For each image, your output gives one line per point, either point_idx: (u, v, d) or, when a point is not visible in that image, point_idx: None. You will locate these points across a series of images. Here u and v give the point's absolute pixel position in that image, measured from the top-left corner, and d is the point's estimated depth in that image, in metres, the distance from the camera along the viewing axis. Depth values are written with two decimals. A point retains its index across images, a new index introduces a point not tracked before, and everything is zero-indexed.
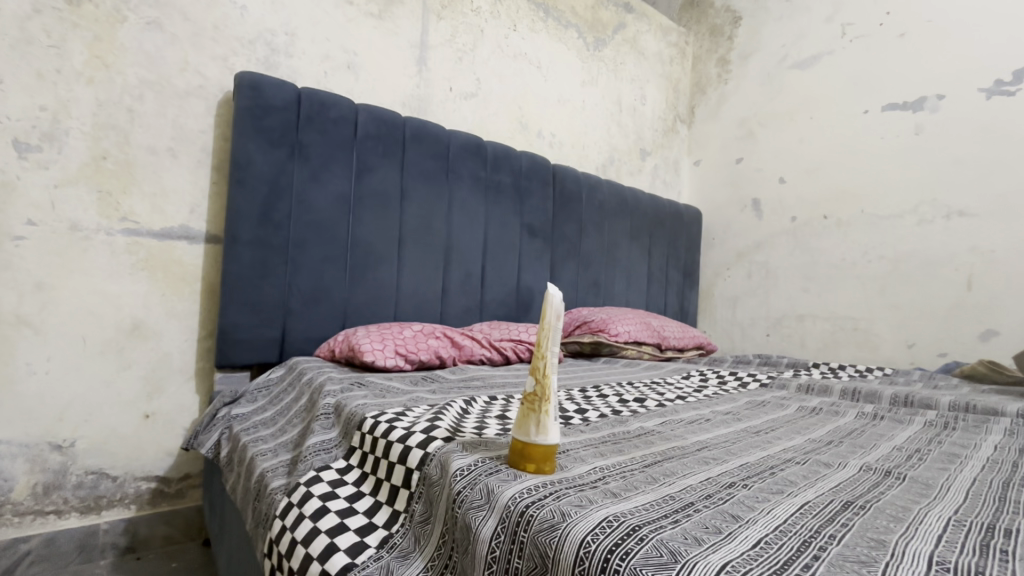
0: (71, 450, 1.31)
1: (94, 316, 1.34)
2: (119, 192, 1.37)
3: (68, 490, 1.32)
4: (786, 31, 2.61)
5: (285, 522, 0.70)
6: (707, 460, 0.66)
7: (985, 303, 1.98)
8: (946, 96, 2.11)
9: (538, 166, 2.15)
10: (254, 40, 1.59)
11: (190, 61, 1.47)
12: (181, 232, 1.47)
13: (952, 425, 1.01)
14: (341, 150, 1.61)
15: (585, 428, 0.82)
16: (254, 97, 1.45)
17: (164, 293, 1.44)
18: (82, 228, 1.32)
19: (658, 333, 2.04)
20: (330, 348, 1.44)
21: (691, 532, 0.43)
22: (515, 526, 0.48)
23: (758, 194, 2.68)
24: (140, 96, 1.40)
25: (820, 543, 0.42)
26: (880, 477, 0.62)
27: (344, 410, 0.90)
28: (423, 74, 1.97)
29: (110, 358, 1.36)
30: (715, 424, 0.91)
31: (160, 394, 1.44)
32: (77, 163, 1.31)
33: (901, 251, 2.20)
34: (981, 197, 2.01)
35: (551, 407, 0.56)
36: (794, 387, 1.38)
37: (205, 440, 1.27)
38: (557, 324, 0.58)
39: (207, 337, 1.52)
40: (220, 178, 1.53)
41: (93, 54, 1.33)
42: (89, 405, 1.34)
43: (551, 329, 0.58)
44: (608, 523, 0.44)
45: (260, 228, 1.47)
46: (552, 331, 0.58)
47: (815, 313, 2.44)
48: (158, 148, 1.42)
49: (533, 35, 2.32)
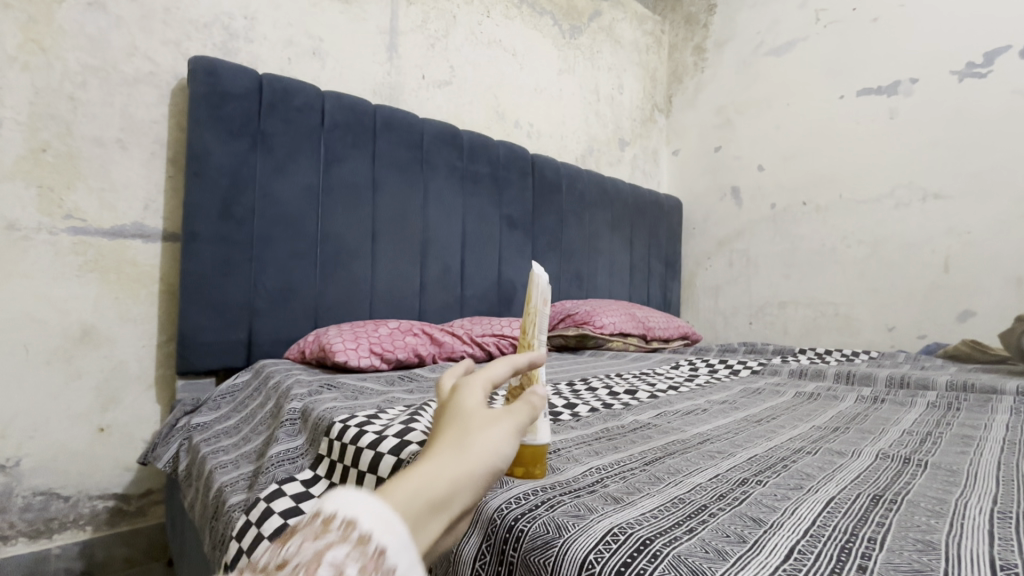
0: (15, 469, 1.19)
1: (37, 323, 1.22)
2: (62, 188, 1.25)
3: (13, 514, 1.19)
4: (759, 17, 2.59)
5: (241, 544, 0.61)
6: (712, 455, 0.60)
7: (962, 284, 1.99)
8: (919, 79, 2.11)
9: (515, 156, 2.08)
10: (210, 24, 1.48)
11: (139, 46, 1.35)
12: (134, 230, 1.36)
13: (956, 406, 0.98)
14: (307, 140, 1.52)
15: (576, 424, 0.75)
16: (211, 83, 1.34)
17: (118, 296, 1.33)
18: (20, 227, 1.20)
19: (643, 323, 1.99)
20: (300, 349, 1.36)
21: (711, 543, 0.37)
22: (502, 544, 0.41)
23: (737, 182, 2.66)
24: (83, 83, 1.27)
25: (862, 549, 0.36)
26: (900, 465, 0.58)
27: (312, 415, 0.82)
28: (394, 62, 1.88)
29: (58, 369, 1.24)
30: (713, 415, 0.85)
31: (115, 406, 1.33)
32: (12, 156, 1.19)
33: (879, 235, 2.19)
34: (957, 178, 2.01)
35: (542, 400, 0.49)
36: (786, 372, 1.34)
37: (162, 453, 1.16)
38: (544, 309, 0.52)
39: (168, 342, 1.41)
40: (177, 171, 1.42)
41: (27, 37, 1.21)
42: (35, 421, 1.21)
43: (536, 315, 0.51)
44: (614, 537, 0.38)
45: (221, 223, 1.36)
46: (539, 317, 0.51)
47: (797, 300, 2.42)
48: (106, 139, 1.31)
49: (507, 21, 2.24)
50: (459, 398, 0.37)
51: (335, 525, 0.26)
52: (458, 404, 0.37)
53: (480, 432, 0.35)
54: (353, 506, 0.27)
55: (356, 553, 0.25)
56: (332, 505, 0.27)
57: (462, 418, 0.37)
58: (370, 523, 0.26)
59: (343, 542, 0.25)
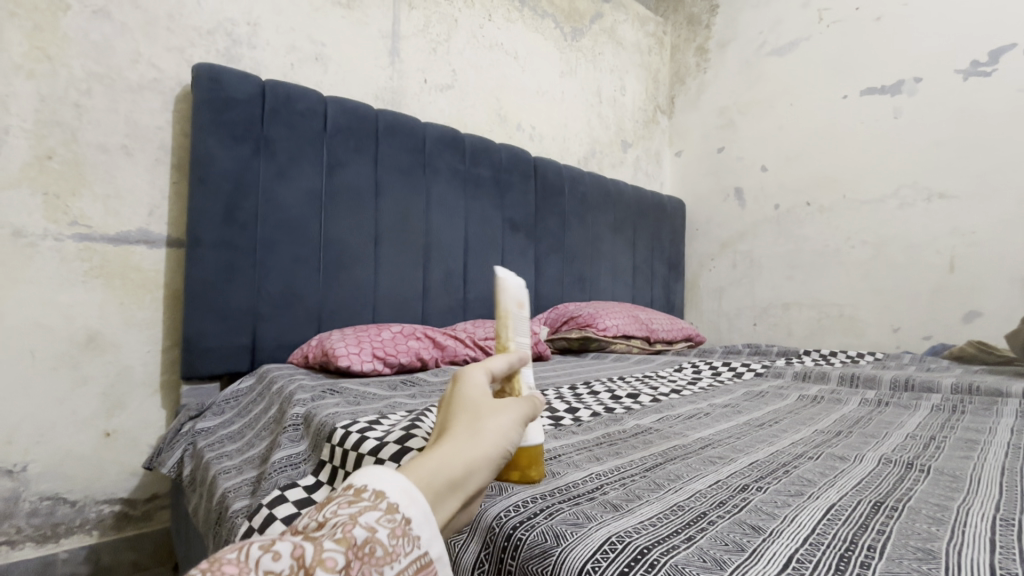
0: (22, 474, 1.20)
1: (43, 329, 1.23)
2: (67, 195, 1.26)
3: (20, 519, 1.20)
4: (762, 18, 2.58)
5: None
6: (713, 460, 0.60)
7: (968, 284, 1.97)
8: (923, 78, 2.10)
9: (518, 159, 2.08)
10: (213, 30, 1.49)
11: (143, 52, 1.37)
12: (139, 236, 1.37)
13: (961, 409, 0.97)
14: (310, 144, 1.52)
15: (577, 429, 0.75)
16: (214, 89, 1.35)
17: (123, 301, 1.34)
18: (26, 234, 1.21)
19: (647, 325, 1.99)
20: (303, 354, 1.36)
21: (709, 552, 0.37)
22: (500, 553, 0.41)
23: (740, 183, 2.65)
24: (88, 90, 1.29)
25: (861, 558, 0.36)
26: (903, 470, 0.58)
27: (314, 420, 0.82)
28: (396, 66, 1.88)
29: (64, 374, 1.25)
30: (716, 419, 0.85)
31: (121, 411, 1.33)
32: (18, 163, 1.20)
33: (884, 235, 2.18)
34: (961, 178, 2.00)
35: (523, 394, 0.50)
36: (790, 375, 1.34)
37: (166, 458, 1.16)
38: (517, 312, 0.52)
39: (172, 347, 1.42)
40: (181, 177, 1.43)
41: (33, 45, 1.22)
42: (42, 426, 1.22)
43: (508, 318, 0.51)
44: (612, 546, 0.38)
45: (225, 229, 1.37)
46: (513, 320, 0.51)
47: (801, 301, 2.41)
48: (110, 146, 1.32)
49: (509, 24, 2.25)
50: (464, 390, 0.43)
51: (366, 495, 0.33)
52: (467, 395, 0.43)
53: (489, 420, 0.41)
54: (382, 483, 0.34)
55: (387, 518, 0.32)
56: (363, 481, 0.34)
57: (471, 407, 0.42)
58: (397, 497, 0.33)
59: (374, 508, 0.32)
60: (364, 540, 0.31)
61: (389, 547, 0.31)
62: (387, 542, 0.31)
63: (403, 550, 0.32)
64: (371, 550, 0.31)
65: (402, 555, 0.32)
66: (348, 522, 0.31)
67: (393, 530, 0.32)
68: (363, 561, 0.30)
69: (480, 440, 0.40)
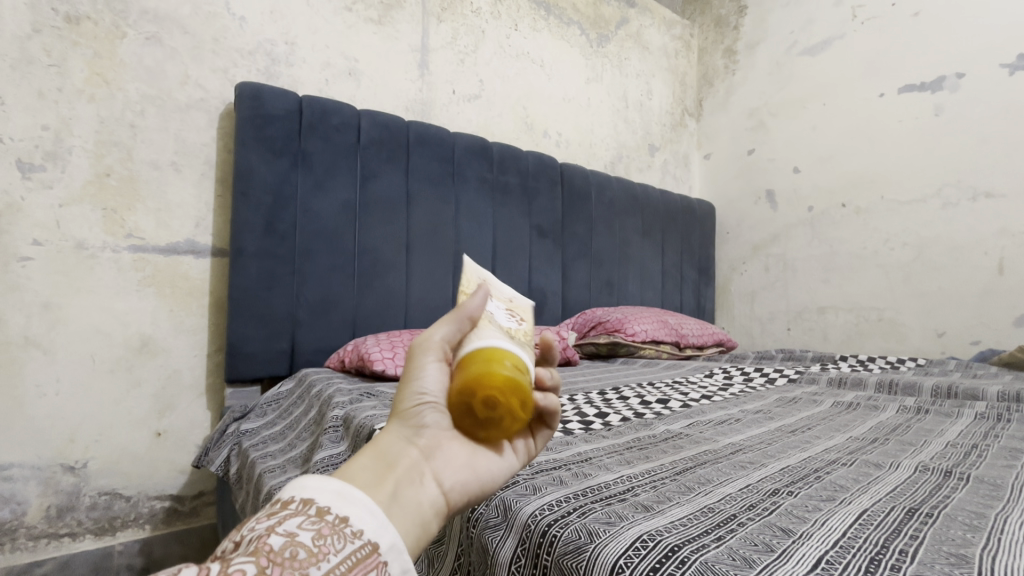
0: (83, 471, 1.29)
1: (102, 335, 1.31)
2: (123, 209, 1.34)
3: (82, 512, 1.29)
4: (793, 17, 2.54)
5: None
6: (744, 465, 0.61)
7: (1019, 286, 1.89)
8: (967, 74, 2.03)
9: (545, 165, 2.11)
10: (254, 51, 1.57)
11: (191, 74, 1.46)
12: (187, 246, 1.45)
13: (1006, 418, 0.94)
14: (345, 157, 1.59)
15: (608, 433, 0.77)
16: (255, 106, 1.42)
17: (172, 309, 1.42)
18: (87, 246, 1.30)
19: (676, 331, 1.97)
20: (339, 358, 1.41)
21: (739, 551, 0.38)
22: (536, 548, 0.44)
23: (772, 185, 2.60)
24: (142, 111, 1.38)
25: (892, 561, 0.37)
26: (940, 478, 0.57)
27: (353, 422, 0.86)
28: (425, 79, 1.94)
29: (120, 377, 1.33)
30: (747, 425, 0.85)
31: (171, 411, 1.41)
32: (80, 180, 1.29)
33: (925, 235, 2.11)
34: (1009, 176, 1.92)
35: (504, 332, 0.49)
36: (824, 381, 1.32)
37: (213, 458, 1.22)
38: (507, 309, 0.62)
39: (217, 352, 1.50)
40: (226, 190, 1.51)
41: (93, 71, 1.31)
42: (100, 426, 1.31)
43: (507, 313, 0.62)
44: (643, 544, 0.40)
45: (265, 239, 1.44)
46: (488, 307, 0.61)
47: (838, 305, 2.34)
48: (161, 162, 1.40)
49: (534, 34, 2.28)
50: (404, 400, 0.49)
51: (292, 506, 0.37)
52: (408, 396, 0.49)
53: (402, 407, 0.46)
54: (309, 491, 0.38)
55: (312, 521, 0.36)
56: (290, 493, 0.38)
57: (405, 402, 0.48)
58: (328, 502, 0.38)
59: (298, 515, 0.36)
60: (282, 545, 0.34)
61: (314, 548, 0.35)
62: (311, 544, 0.35)
63: (333, 547, 0.36)
64: (292, 554, 0.34)
65: (332, 552, 0.35)
66: (264, 535, 0.35)
67: (317, 531, 0.36)
68: (282, 567, 0.33)
69: (398, 424, 0.45)
